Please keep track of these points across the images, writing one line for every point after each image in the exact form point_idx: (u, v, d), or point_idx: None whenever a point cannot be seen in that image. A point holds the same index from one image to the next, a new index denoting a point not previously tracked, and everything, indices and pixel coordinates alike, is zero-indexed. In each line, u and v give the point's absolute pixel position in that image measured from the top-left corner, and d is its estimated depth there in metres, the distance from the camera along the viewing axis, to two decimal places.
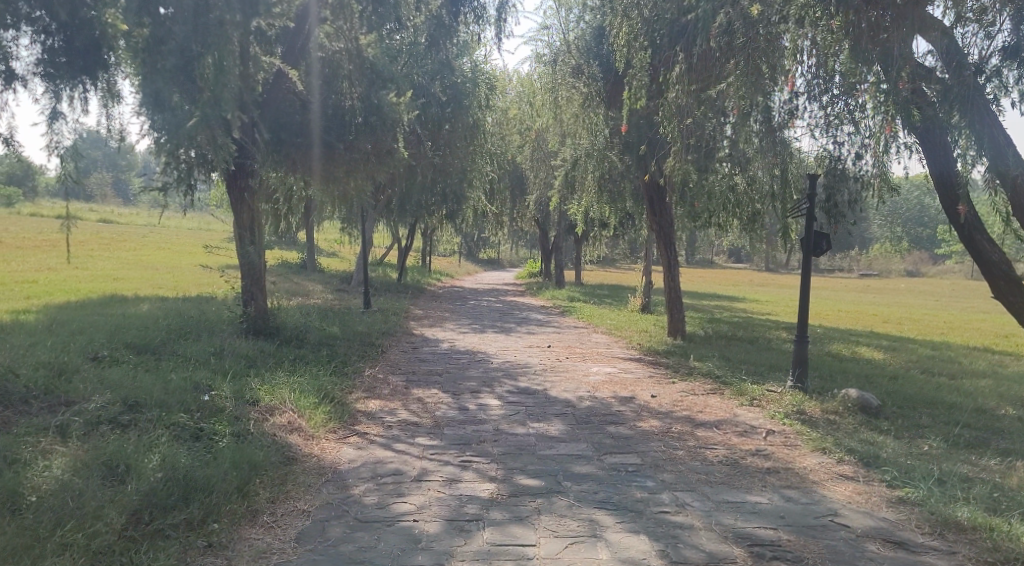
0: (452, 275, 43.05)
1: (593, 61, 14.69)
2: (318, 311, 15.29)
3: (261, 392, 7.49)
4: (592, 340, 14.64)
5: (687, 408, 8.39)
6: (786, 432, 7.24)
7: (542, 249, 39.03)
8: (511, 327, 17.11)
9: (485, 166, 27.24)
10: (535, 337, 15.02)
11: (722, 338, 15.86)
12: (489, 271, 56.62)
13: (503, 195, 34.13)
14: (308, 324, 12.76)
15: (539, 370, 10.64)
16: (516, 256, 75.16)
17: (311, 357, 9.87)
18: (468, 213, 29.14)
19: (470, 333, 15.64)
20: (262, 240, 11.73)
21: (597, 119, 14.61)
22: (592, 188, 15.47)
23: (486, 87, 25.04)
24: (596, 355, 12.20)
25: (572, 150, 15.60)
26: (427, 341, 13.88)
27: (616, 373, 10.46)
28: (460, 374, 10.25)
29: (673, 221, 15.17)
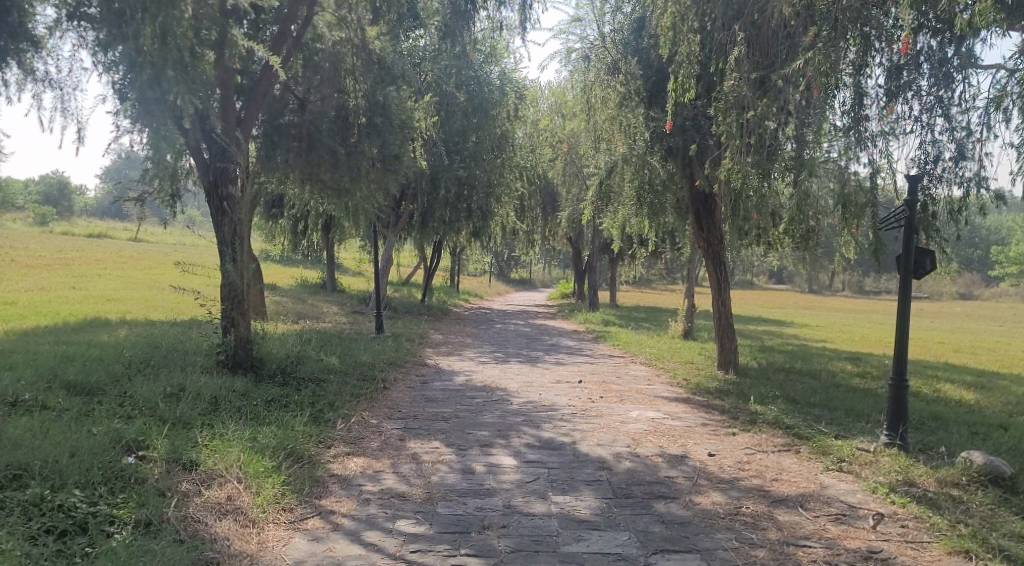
0: (481, 295, 41.41)
1: (632, 57, 13.01)
2: (321, 339, 13.67)
3: (203, 452, 5.82)
4: (630, 374, 12.73)
5: (756, 473, 6.48)
6: (901, 517, 5.32)
7: (576, 269, 37.20)
8: (538, 356, 15.27)
9: (514, 181, 25.64)
10: (566, 369, 13.17)
11: (779, 371, 13.87)
12: (520, 292, 54.89)
13: (534, 213, 32.44)
14: (301, 354, 11.13)
15: (567, 416, 8.79)
16: (550, 277, 73.38)
17: (290, 401, 8.21)
18: (496, 231, 27.53)
19: (491, 363, 13.88)
20: (246, 258, 10.08)
21: (636, 121, 12.87)
22: (631, 200, 13.70)
23: (515, 97, 23.54)
24: (635, 395, 10.33)
25: (608, 157, 13.88)
26: (440, 374, 12.13)
27: (662, 421, 8.57)
28: (471, 420, 8.45)
29: (723, 238, 13.29)
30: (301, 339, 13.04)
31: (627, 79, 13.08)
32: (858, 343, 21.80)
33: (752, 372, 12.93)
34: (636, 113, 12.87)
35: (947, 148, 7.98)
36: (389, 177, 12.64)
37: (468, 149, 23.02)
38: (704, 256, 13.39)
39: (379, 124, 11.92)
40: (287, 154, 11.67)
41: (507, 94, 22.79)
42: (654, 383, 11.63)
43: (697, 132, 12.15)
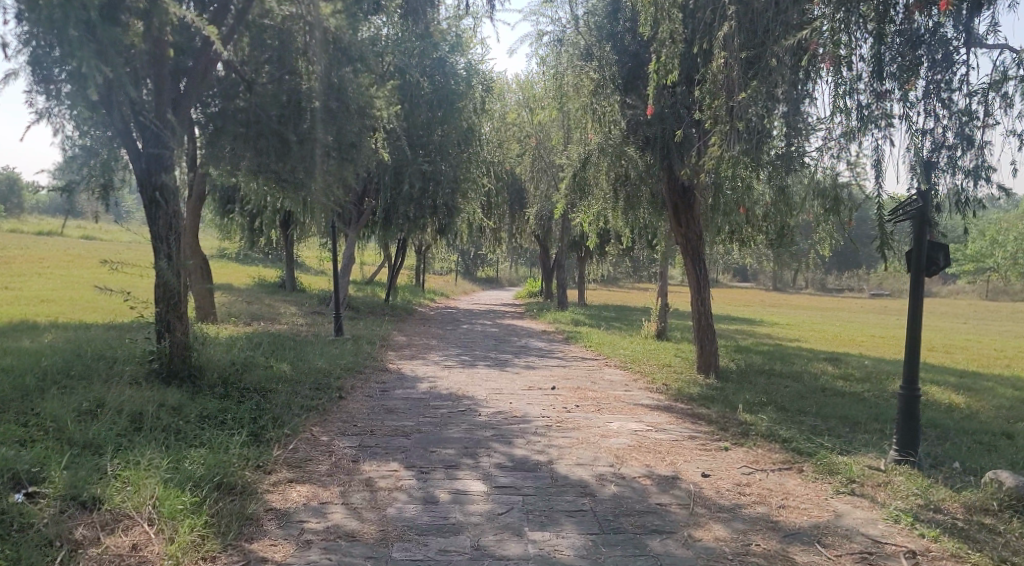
0: (447, 294, 40.46)
1: (606, 42, 12.21)
2: (271, 343, 12.62)
3: (111, 484, 4.91)
4: (606, 378, 11.94)
5: (760, 499, 5.70)
6: (935, 557, 4.58)
7: (544, 267, 36.46)
8: (507, 359, 14.42)
9: (480, 177, 24.77)
10: (537, 373, 12.34)
11: (760, 373, 13.20)
12: (487, 291, 54.06)
13: (501, 210, 31.60)
14: (246, 361, 10.11)
15: (541, 429, 7.94)
16: (517, 275, 72.71)
17: (227, 417, 7.23)
18: (462, 228, 26.64)
19: (457, 367, 13.00)
20: (185, 256, 9.07)
21: (612, 108, 12.10)
22: (607, 192, 12.93)
23: (481, 89, 22.67)
24: (613, 404, 9.53)
25: (580, 148, 13.08)
26: (401, 380, 11.20)
27: (646, 435, 7.76)
28: (434, 435, 7.56)
29: (702, 234, 12.57)
30: (250, 344, 11.98)
31: (600, 66, 12.28)
32: (832, 342, 21.35)
33: (733, 376, 12.23)
34: (612, 100, 12.08)
35: (948, 137, 6.78)
36: (346, 167, 11.66)
37: (432, 143, 22.11)
38: (683, 254, 12.66)
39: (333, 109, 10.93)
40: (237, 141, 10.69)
41: (472, 86, 21.92)
42: (632, 389, 10.85)
43: (676, 122, 11.43)
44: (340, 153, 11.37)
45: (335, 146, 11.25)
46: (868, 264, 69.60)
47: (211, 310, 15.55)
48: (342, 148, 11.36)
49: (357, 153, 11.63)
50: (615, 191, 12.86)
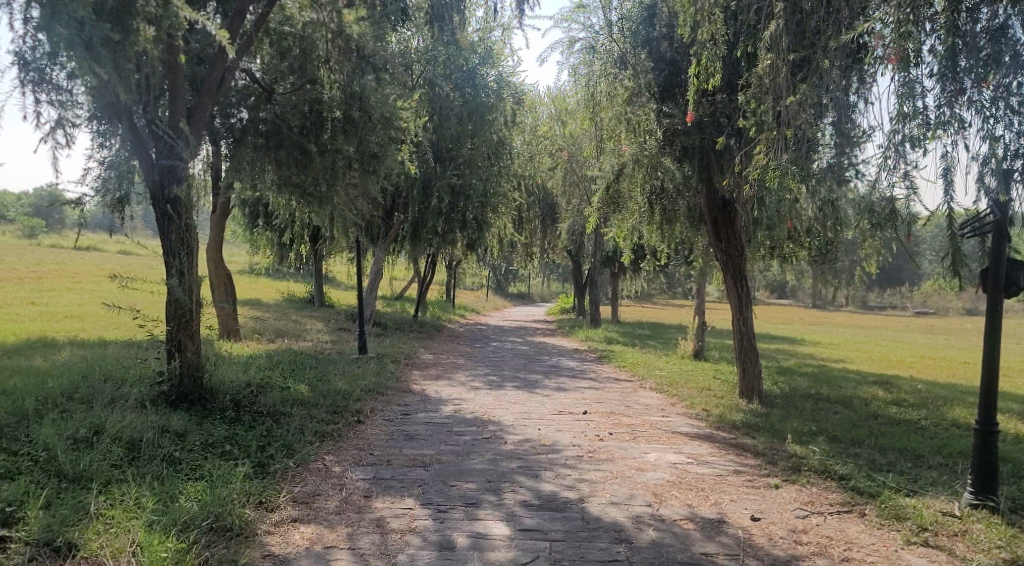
0: (478, 310, 40.02)
1: (641, 48, 11.61)
2: (292, 362, 12.19)
3: (89, 529, 4.47)
4: (642, 402, 11.27)
5: (819, 550, 5.03)
6: None
7: (576, 283, 35.83)
8: (536, 379, 13.81)
9: (510, 191, 24.30)
10: (568, 396, 11.71)
11: (805, 398, 12.41)
12: (518, 306, 53.52)
13: (532, 224, 31.09)
14: (263, 382, 9.66)
15: (572, 460, 7.31)
16: (549, 290, 72.14)
17: (234, 445, 6.76)
18: (492, 243, 26.18)
19: (484, 388, 12.44)
20: (199, 272, 8.64)
21: (648, 117, 11.51)
22: (643, 205, 12.31)
23: (512, 102, 22.23)
24: (650, 432, 8.86)
25: (614, 159, 12.48)
26: (425, 403, 10.65)
27: (687, 469, 7.09)
28: (456, 467, 6.99)
29: (744, 250, 11.87)
30: (270, 364, 11.55)
31: (635, 73, 11.69)
32: (877, 363, 20.38)
33: (777, 401, 11.48)
34: (648, 108, 11.48)
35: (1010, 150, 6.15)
36: (370, 180, 11.23)
37: (461, 156, 21.69)
38: (723, 271, 11.97)
39: (355, 119, 10.52)
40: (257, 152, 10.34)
41: (502, 98, 21.49)
42: (670, 415, 10.17)
43: (716, 131, 10.79)
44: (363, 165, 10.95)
45: (358, 158, 10.83)
46: (909, 281, 67.71)
47: (233, 327, 15.20)
48: (365, 160, 10.93)
49: (381, 165, 11.20)
50: (651, 205, 12.23)
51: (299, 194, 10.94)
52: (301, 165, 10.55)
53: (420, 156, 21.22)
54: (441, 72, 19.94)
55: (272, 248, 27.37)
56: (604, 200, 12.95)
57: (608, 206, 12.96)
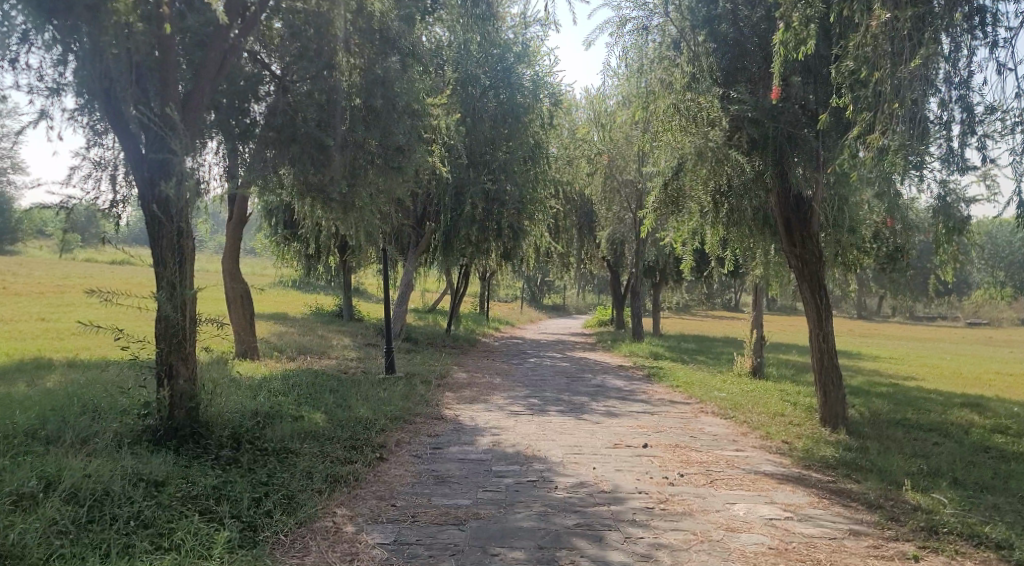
0: (513, 323, 38.66)
1: (701, 28, 10.17)
2: (310, 386, 10.87)
3: None
4: (709, 432, 9.73)
5: None
6: None
7: (615, 295, 34.30)
8: (583, 403, 12.33)
9: (547, 197, 23.01)
10: (622, 424, 10.21)
11: (893, 425, 10.77)
12: (553, 319, 52.06)
13: (569, 234, 29.66)
14: (274, 411, 8.39)
15: (640, 516, 5.87)
16: (585, 302, 70.65)
17: (225, 497, 5.50)
18: (529, 253, 24.88)
19: (525, 414, 11.02)
20: (195, 283, 7.36)
21: (712, 104, 10.09)
22: (707, 204, 10.67)
23: (548, 102, 21.00)
24: (727, 473, 7.34)
25: (672, 152, 10.93)
26: (458, 434, 9.25)
27: (790, 529, 5.58)
28: (497, 525, 5.59)
29: (823, 257, 10.35)
30: (284, 389, 10.22)
31: (693, 57, 10.37)
32: (953, 381, 18.49)
33: (866, 430, 9.92)
34: (711, 93, 10.09)
35: None
36: (396, 180, 10.01)
37: (496, 161, 20.44)
38: (799, 280, 10.40)
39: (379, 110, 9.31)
40: (274, 146, 9.25)
41: (539, 99, 20.30)
42: (745, 449, 8.62)
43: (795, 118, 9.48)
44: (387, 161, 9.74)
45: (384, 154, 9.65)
46: (961, 290, 64.82)
47: (251, 345, 14.01)
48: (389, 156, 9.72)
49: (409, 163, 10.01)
50: (716, 205, 10.67)
51: (318, 196, 9.73)
52: (319, 161, 9.38)
53: (452, 160, 20.04)
54: (474, 73, 18.82)
55: (300, 259, 26.34)
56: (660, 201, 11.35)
57: (665, 209, 11.40)
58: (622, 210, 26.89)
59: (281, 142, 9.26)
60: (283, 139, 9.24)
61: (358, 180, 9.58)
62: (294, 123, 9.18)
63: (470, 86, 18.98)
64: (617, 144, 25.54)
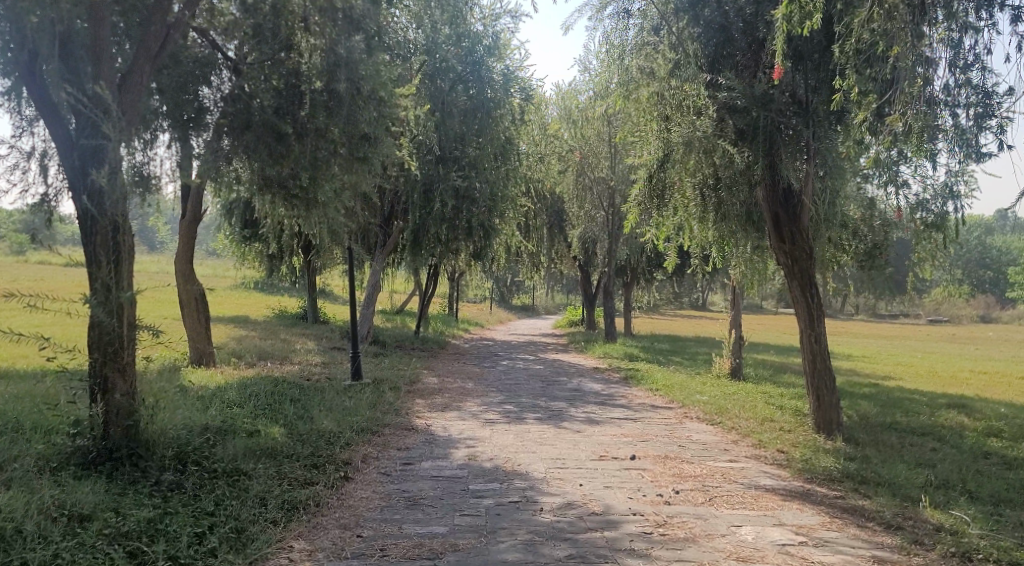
0: (483, 324, 37.94)
1: (686, 12, 9.61)
2: (270, 396, 10.05)
3: None
4: (697, 441, 9.13)
5: None
6: None
7: (586, 294, 33.77)
8: (561, 409, 11.68)
9: (519, 194, 22.35)
10: (605, 432, 9.57)
11: (885, 429, 10.29)
12: (523, 319, 51.43)
13: (540, 233, 29.05)
14: (226, 425, 7.61)
15: (639, 544, 5.22)
16: (554, 302, 70.20)
17: (160, 535, 4.75)
18: (500, 252, 24.20)
19: (501, 422, 10.34)
20: (134, 283, 6.52)
21: (698, 91, 9.55)
22: (694, 196, 10.05)
23: (519, 97, 20.35)
24: (726, 489, 6.74)
25: (658, 142, 10.25)
26: (430, 447, 8.52)
27: (807, 557, 4.98)
28: (478, 558, 4.90)
29: (814, 254, 9.84)
30: (241, 400, 9.41)
31: (676, 43, 9.83)
32: (932, 380, 18.22)
33: (861, 435, 9.41)
34: (697, 80, 9.55)
35: None
36: (361, 174, 9.25)
37: (466, 157, 19.75)
38: (789, 278, 9.88)
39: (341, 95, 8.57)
40: (229, 135, 8.52)
41: (511, 94, 19.64)
42: (740, 460, 8.02)
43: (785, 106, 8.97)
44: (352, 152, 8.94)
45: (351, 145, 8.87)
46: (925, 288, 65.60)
47: (206, 350, 13.12)
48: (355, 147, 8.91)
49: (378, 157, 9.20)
50: (703, 199, 10.07)
51: (275, 189, 8.95)
52: (277, 151, 8.61)
53: (419, 155, 19.30)
54: (444, 66, 18.27)
55: (261, 259, 25.33)
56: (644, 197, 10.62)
57: (648, 203, 10.79)
58: (594, 208, 26.36)
59: (237, 131, 8.51)
60: (238, 128, 8.50)
61: (320, 173, 8.81)
62: (249, 110, 8.44)
63: (440, 78, 18.42)
64: (589, 141, 25.01)
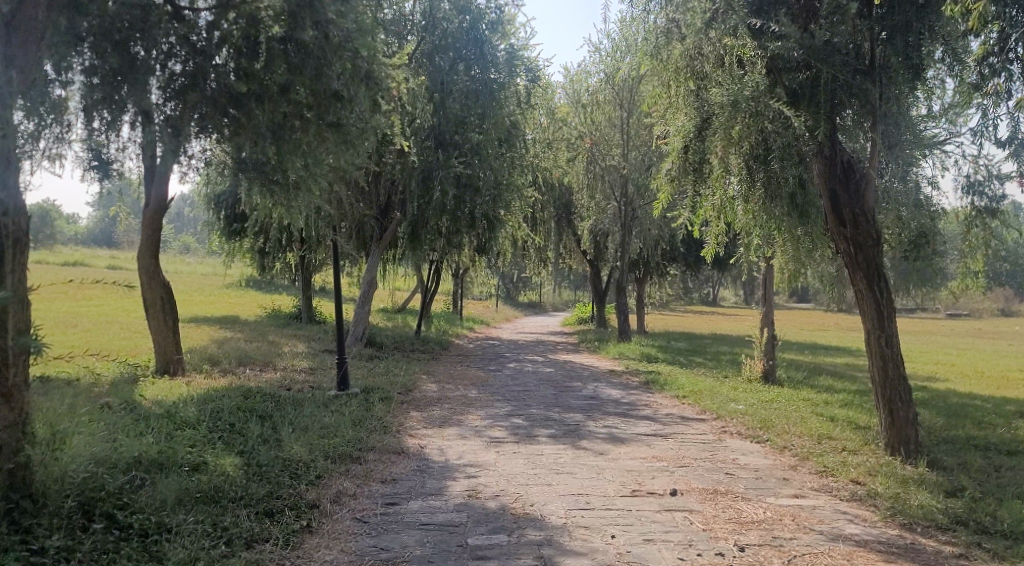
0: (488, 323, 36.34)
1: None
2: (235, 413, 8.48)
3: None
4: (747, 467, 7.50)
5: None
6: None
7: (596, 291, 32.14)
8: (578, 423, 10.08)
9: (526, 184, 20.81)
10: (635, 456, 7.96)
11: (965, 446, 8.69)
12: (529, 317, 49.79)
13: (547, 226, 27.42)
14: (161, 457, 6.01)
15: None
16: (561, 299, 68.54)
17: None
18: (506, 246, 22.64)
19: (510, 442, 8.77)
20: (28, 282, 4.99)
21: (743, 42, 7.96)
22: (740, 170, 8.33)
23: (526, 77, 18.87)
24: (804, 544, 5.14)
25: (695, 106, 8.56)
26: (422, 479, 6.94)
27: None
28: None
29: (883, 239, 8.11)
30: (198, 418, 7.84)
31: None
32: (983, 383, 16.45)
33: (943, 456, 7.79)
34: (740, 30, 7.97)
35: None
36: (333, 144, 7.64)
37: (468, 143, 18.06)
38: (851, 268, 8.21)
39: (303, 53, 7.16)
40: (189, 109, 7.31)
41: (515, 76, 18.22)
42: (808, 495, 6.39)
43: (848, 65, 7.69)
44: (318, 116, 7.42)
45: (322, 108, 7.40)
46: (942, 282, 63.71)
47: (175, 357, 11.58)
48: (321, 109, 7.41)
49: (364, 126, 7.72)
50: (751, 174, 8.38)
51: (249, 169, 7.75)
52: (239, 120, 7.42)
53: (416, 140, 17.81)
54: (442, 43, 17.52)
55: (253, 255, 23.79)
56: (679, 174, 8.94)
57: (684, 179, 8.99)
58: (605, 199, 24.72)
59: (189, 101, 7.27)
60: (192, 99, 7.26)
61: (284, 142, 7.49)
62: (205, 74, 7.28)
63: (439, 56, 17.57)
64: (599, 126, 23.39)
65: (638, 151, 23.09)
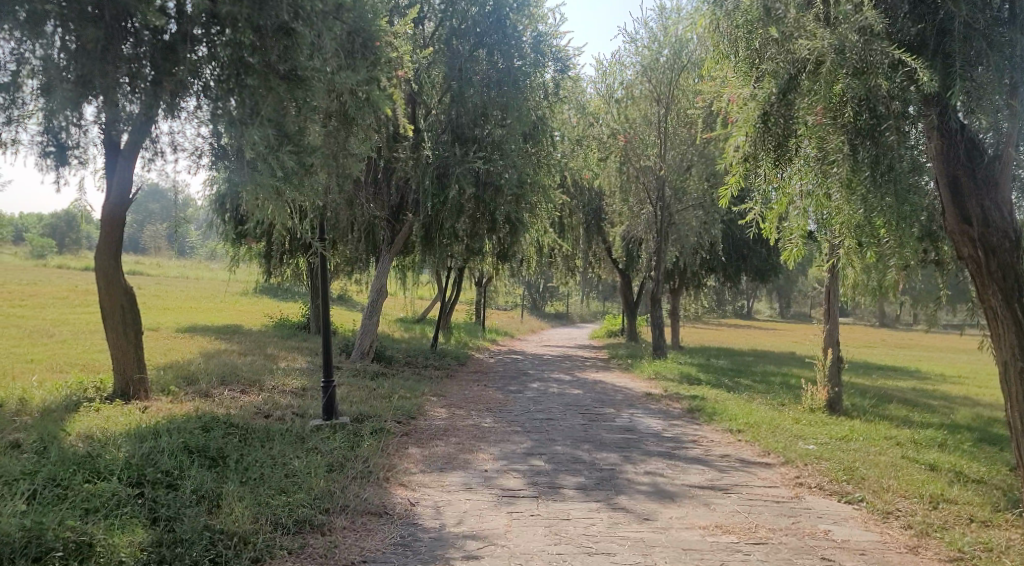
0: (512, 335, 34.34)
1: None
2: (178, 455, 6.70)
3: None
4: (849, 549, 5.50)
5: None
6: None
7: (628, 302, 30.02)
8: (614, 468, 8.12)
9: (553, 185, 18.87)
10: (692, 524, 6.00)
11: None
12: (556, 329, 47.67)
13: (575, 232, 25.48)
14: (23, 543, 4.29)
15: None
16: (589, 310, 66.26)
17: None
18: (531, 251, 20.73)
19: (527, 496, 6.85)
20: None
21: None
22: (840, 146, 6.37)
23: (555, 65, 17.08)
24: None
25: (781, 63, 6.61)
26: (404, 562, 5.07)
27: None
28: None
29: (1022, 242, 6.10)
30: (122, 463, 6.08)
31: None
32: None
33: None
34: None
35: None
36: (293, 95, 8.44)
37: (489, 137, 16.16)
38: (977, 280, 6.19)
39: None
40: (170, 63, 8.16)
41: (542, 65, 16.42)
42: None
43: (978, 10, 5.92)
44: (266, 62, 8.19)
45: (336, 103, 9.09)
46: None
47: (137, 376, 9.87)
48: (267, 50, 8.18)
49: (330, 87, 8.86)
50: (855, 158, 6.30)
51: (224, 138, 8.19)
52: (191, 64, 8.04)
53: (433, 135, 16.07)
54: (462, 27, 15.78)
55: (259, 260, 22.11)
56: (754, 153, 6.96)
57: (764, 156, 6.92)
58: (638, 203, 22.71)
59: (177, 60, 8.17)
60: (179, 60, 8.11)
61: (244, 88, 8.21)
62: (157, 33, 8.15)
63: (458, 41, 15.85)
64: (634, 124, 21.35)
65: (676, 151, 21.12)
